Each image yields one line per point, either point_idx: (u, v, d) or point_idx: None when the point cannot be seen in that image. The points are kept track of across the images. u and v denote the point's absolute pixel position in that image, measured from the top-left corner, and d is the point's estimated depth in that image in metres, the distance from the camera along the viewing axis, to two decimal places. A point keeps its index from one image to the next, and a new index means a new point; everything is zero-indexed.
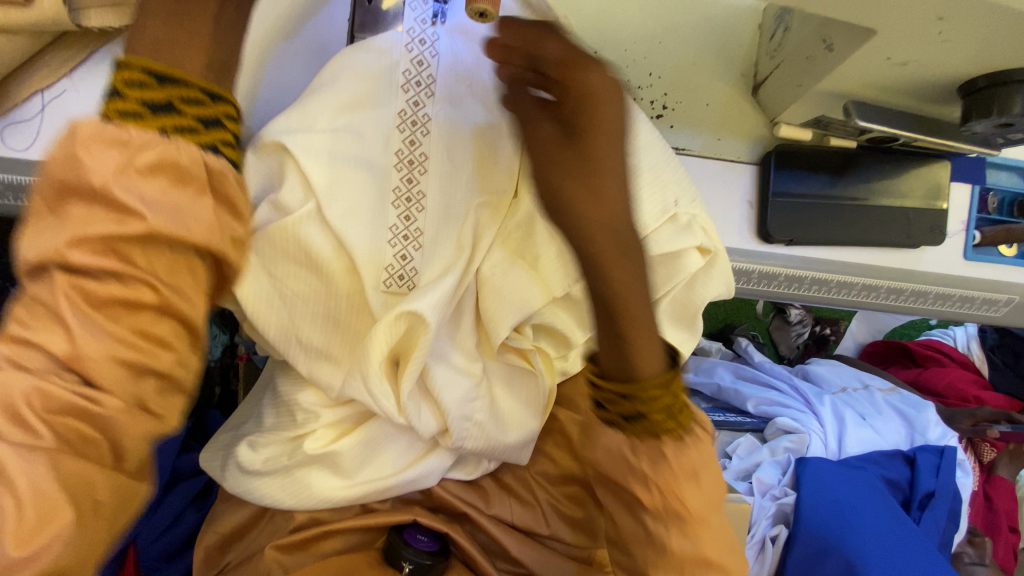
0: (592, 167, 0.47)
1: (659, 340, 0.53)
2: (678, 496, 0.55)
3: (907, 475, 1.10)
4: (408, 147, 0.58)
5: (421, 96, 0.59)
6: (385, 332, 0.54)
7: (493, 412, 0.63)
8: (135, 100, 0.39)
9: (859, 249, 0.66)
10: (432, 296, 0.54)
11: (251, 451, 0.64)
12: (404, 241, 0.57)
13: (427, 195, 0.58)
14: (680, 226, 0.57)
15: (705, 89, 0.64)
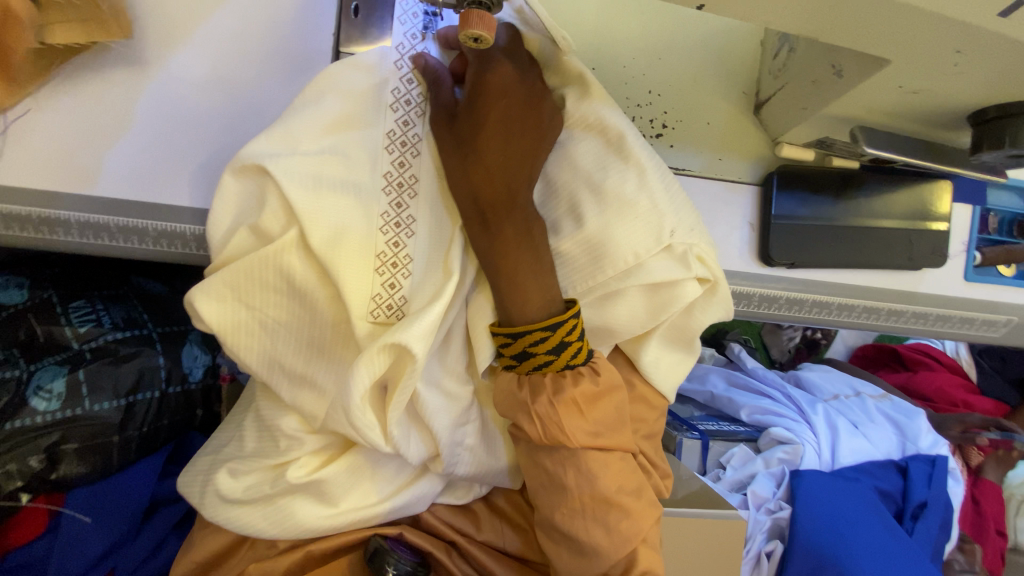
0: (481, 147, 0.52)
1: (547, 285, 0.53)
2: (558, 424, 0.53)
3: (900, 485, 1.11)
4: (397, 169, 0.55)
5: (412, 114, 0.56)
6: (371, 363, 0.50)
7: (485, 435, 0.60)
8: None
9: (860, 271, 0.65)
10: (418, 326, 0.50)
11: (233, 479, 0.61)
12: (392, 270, 0.54)
13: (417, 219, 0.55)
14: (676, 257, 0.55)
15: (705, 108, 0.62)
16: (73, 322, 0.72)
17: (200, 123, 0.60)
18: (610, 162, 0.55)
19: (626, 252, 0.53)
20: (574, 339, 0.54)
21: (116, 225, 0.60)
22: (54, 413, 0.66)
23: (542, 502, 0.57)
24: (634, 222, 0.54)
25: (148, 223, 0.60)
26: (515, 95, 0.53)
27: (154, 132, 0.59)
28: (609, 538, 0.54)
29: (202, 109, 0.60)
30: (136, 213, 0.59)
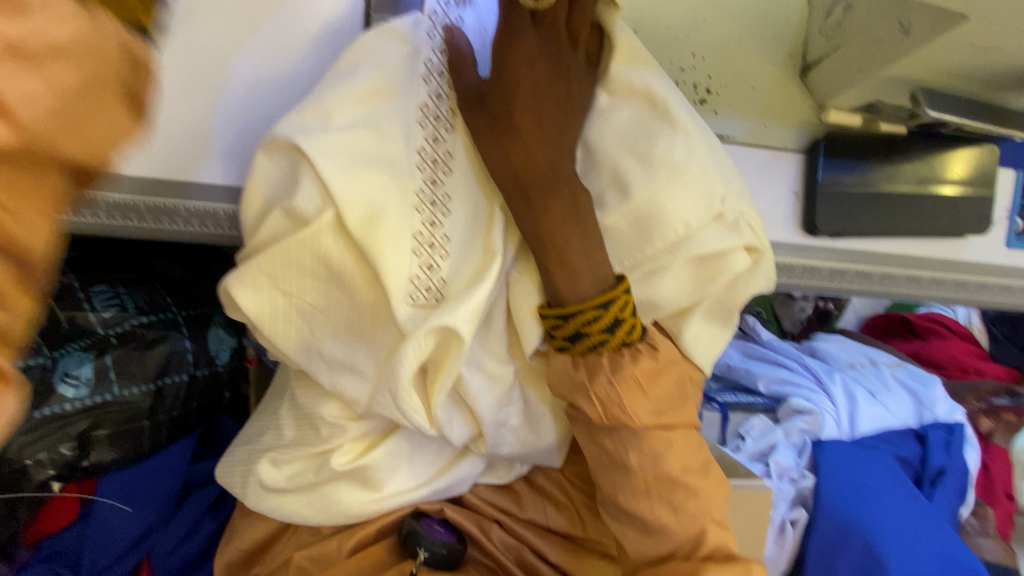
0: (519, 123, 0.50)
1: (601, 259, 0.52)
2: (619, 404, 0.53)
3: (919, 451, 1.13)
4: (432, 144, 0.53)
5: (444, 87, 0.54)
6: (416, 345, 0.49)
7: (529, 415, 0.60)
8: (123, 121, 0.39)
9: (903, 240, 0.64)
10: (465, 308, 0.49)
11: (275, 467, 0.60)
12: (430, 250, 0.51)
13: (453, 196, 0.53)
14: (726, 225, 0.54)
15: (749, 73, 0.59)
16: (97, 307, 0.70)
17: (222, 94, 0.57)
18: (656, 128, 0.53)
19: (676, 222, 0.52)
20: (629, 316, 0.53)
21: (147, 205, 0.58)
22: (82, 398, 0.65)
23: (604, 481, 0.58)
24: (684, 192, 0.52)
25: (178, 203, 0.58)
26: (542, 65, 0.50)
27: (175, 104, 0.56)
28: (677, 516, 0.55)
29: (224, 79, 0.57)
30: (164, 192, 0.58)
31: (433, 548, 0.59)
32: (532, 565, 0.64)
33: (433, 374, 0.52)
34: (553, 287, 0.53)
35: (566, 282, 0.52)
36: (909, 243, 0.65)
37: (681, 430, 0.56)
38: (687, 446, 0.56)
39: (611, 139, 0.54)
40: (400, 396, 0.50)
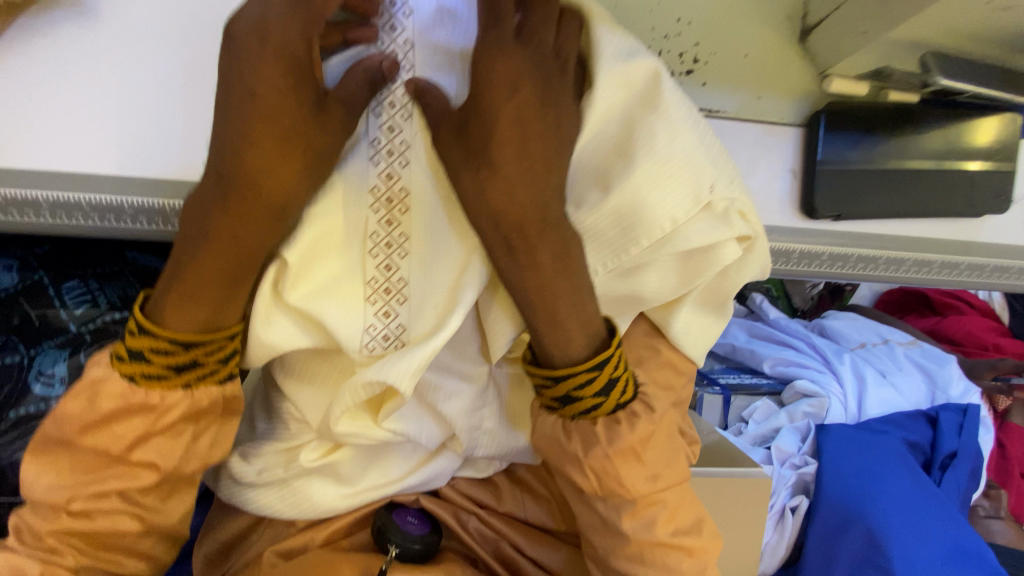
0: (502, 142, 0.44)
1: (590, 308, 0.52)
2: (614, 477, 0.54)
3: (928, 435, 1.08)
4: (385, 182, 0.51)
5: (398, 117, 0.51)
6: (353, 393, 0.50)
7: (503, 416, 0.58)
8: (160, 365, 0.52)
9: (912, 221, 0.59)
10: (413, 366, 0.49)
11: (245, 462, 0.59)
12: (386, 297, 0.52)
13: (410, 237, 0.52)
14: (715, 216, 0.50)
15: (743, 37, 0.54)
16: (68, 303, 0.68)
17: (171, 85, 0.56)
18: (642, 120, 0.49)
19: (662, 218, 0.49)
20: (617, 378, 0.54)
21: (89, 202, 0.56)
22: (53, 398, 0.65)
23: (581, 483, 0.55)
24: (668, 182, 0.49)
25: (123, 199, 0.56)
26: (529, 91, 0.44)
27: (127, 99, 0.56)
28: None
29: (172, 72, 0.56)
30: (109, 188, 0.56)
31: (405, 545, 0.57)
32: (512, 560, 0.62)
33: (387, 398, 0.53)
34: (541, 347, 0.53)
35: (552, 351, 0.52)
36: (918, 224, 0.59)
37: (673, 485, 0.57)
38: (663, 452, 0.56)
39: (591, 142, 0.49)
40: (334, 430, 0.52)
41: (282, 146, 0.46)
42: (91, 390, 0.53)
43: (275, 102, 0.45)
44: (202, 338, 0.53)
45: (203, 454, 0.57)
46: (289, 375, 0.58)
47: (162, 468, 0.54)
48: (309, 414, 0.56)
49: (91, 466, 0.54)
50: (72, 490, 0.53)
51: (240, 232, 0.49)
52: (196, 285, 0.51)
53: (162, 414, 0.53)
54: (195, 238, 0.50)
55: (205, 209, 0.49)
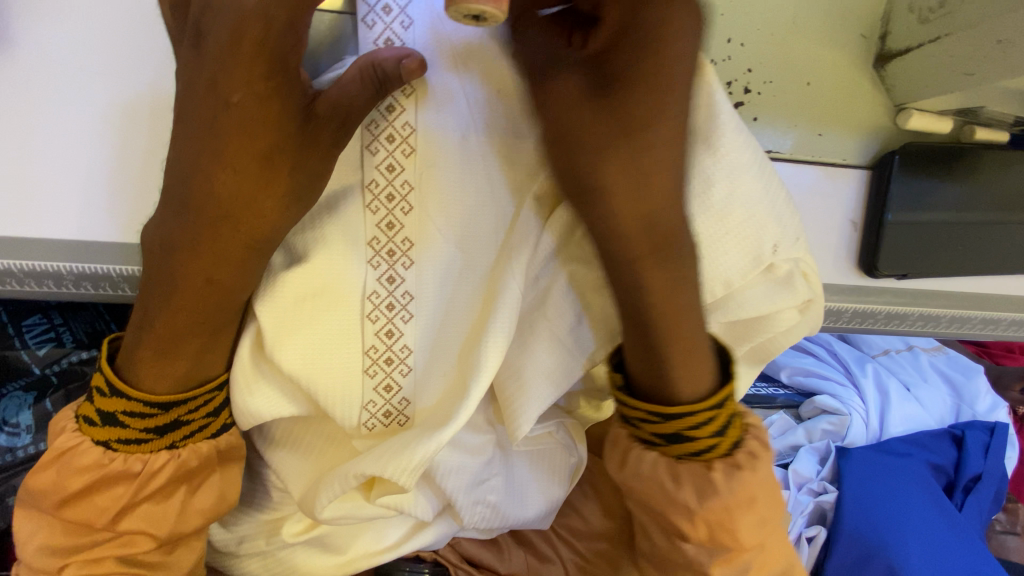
0: (622, 167, 0.37)
1: (709, 342, 0.44)
2: (731, 531, 0.44)
3: (953, 456, 1.03)
4: (385, 233, 0.42)
5: (397, 156, 0.41)
6: (346, 479, 0.44)
7: (509, 487, 0.50)
8: (135, 430, 0.42)
9: (979, 278, 0.55)
10: (423, 445, 0.41)
11: (227, 531, 0.53)
12: (386, 368, 0.43)
13: (415, 297, 0.42)
14: (777, 279, 0.43)
15: (807, 61, 0.52)
16: (29, 345, 0.61)
17: (110, 121, 0.46)
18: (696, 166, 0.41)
19: (712, 280, 0.42)
20: (734, 413, 0.46)
21: (22, 269, 0.47)
22: (20, 449, 0.60)
23: None
24: (722, 240, 0.42)
25: (63, 264, 0.47)
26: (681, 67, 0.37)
27: (57, 142, 0.46)
28: None
29: (109, 105, 0.46)
30: (48, 253, 0.47)
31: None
32: None
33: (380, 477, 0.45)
34: (647, 374, 0.44)
35: (662, 380, 0.43)
36: (963, 279, 0.55)
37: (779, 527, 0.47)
38: (773, 493, 0.46)
39: None
40: (319, 516, 0.46)
41: (264, 164, 0.38)
42: (61, 461, 0.41)
43: (254, 108, 0.36)
44: (183, 397, 0.42)
45: (204, 509, 0.45)
46: (271, 443, 0.50)
47: (157, 534, 0.43)
48: (291, 485, 0.49)
49: (77, 531, 0.42)
50: (60, 556, 0.42)
51: (217, 276, 0.39)
52: (169, 337, 0.41)
53: (149, 478, 0.42)
54: (160, 284, 0.40)
55: (179, 244, 0.39)
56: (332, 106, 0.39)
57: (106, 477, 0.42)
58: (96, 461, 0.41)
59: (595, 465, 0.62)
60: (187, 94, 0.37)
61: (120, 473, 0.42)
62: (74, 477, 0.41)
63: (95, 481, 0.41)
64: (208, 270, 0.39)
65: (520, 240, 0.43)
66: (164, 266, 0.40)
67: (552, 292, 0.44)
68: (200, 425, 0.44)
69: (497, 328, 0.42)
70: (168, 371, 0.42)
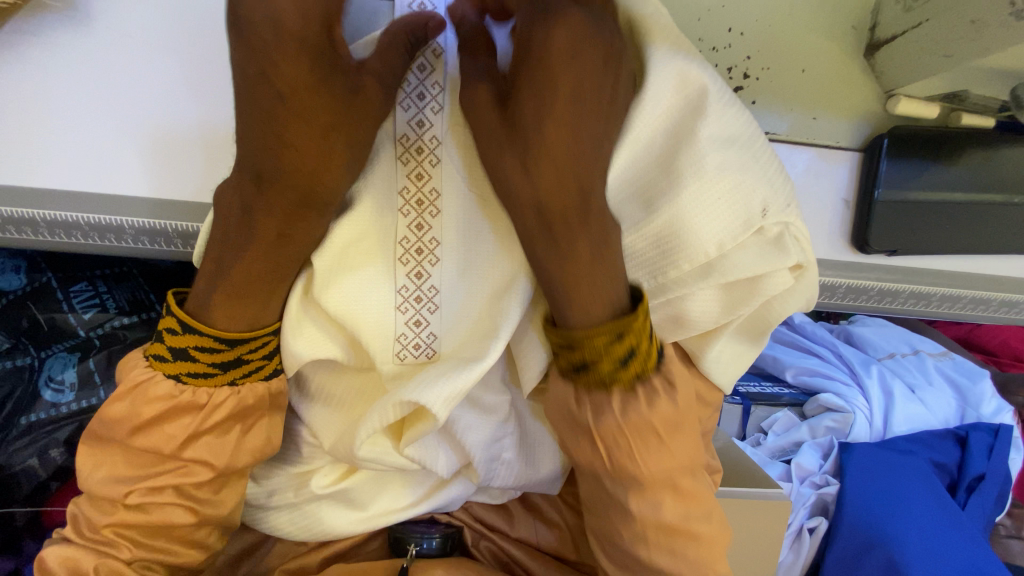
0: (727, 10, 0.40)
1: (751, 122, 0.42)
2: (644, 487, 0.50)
3: (956, 456, 1.05)
4: (415, 183, 0.46)
5: (426, 111, 0.45)
6: (383, 411, 0.45)
7: (524, 442, 0.55)
8: (204, 364, 0.45)
9: (962, 256, 0.60)
10: (456, 381, 0.44)
11: (258, 484, 0.57)
12: (416, 306, 0.46)
13: (442, 242, 0.46)
14: (766, 242, 0.45)
15: (804, 56, 0.57)
16: (77, 309, 0.66)
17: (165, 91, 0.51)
18: (695, 126, 0.43)
19: (706, 242, 0.43)
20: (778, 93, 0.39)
21: (88, 223, 0.53)
22: (63, 406, 0.64)
23: (605, 522, 0.52)
24: (714, 201, 0.43)
25: (123, 220, 0.53)
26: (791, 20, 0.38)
27: (128, 113, 0.51)
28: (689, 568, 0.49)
29: (173, 81, 0.51)
30: (109, 209, 0.53)
31: (426, 541, 0.57)
32: None
33: (412, 417, 0.49)
34: None
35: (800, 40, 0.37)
36: (974, 259, 0.61)
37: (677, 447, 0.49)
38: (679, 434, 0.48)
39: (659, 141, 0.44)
40: (358, 454, 0.49)
41: (324, 143, 0.40)
42: (136, 392, 0.45)
43: (310, 100, 0.39)
44: (248, 336, 0.45)
45: (254, 449, 0.48)
46: (307, 396, 0.53)
47: (215, 465, 0.46)
48: (322, 437, 0.52)
49: (146, 461, 0.45)
50: (127, 482, 0.45)
51: (289, 230, 0.43)
52: (243, 280, 0.44)
53: (211, 412, 0.46)
54: (228, 227, 0.43)
55: (247, 199, 0.42)
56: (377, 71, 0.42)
57: (171, 410, 0.45)
58: (167, 392, 0.45)
59: None
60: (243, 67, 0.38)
61: (189, 404, 0.45)
62: (148, 406, 0.44)
63: (166, 412, 0.45)
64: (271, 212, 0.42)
65: None
66: (231, 214, 0.43)
67: None
68: (257, 364, 0.47)
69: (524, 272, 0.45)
70: (235, 313, 0.45)
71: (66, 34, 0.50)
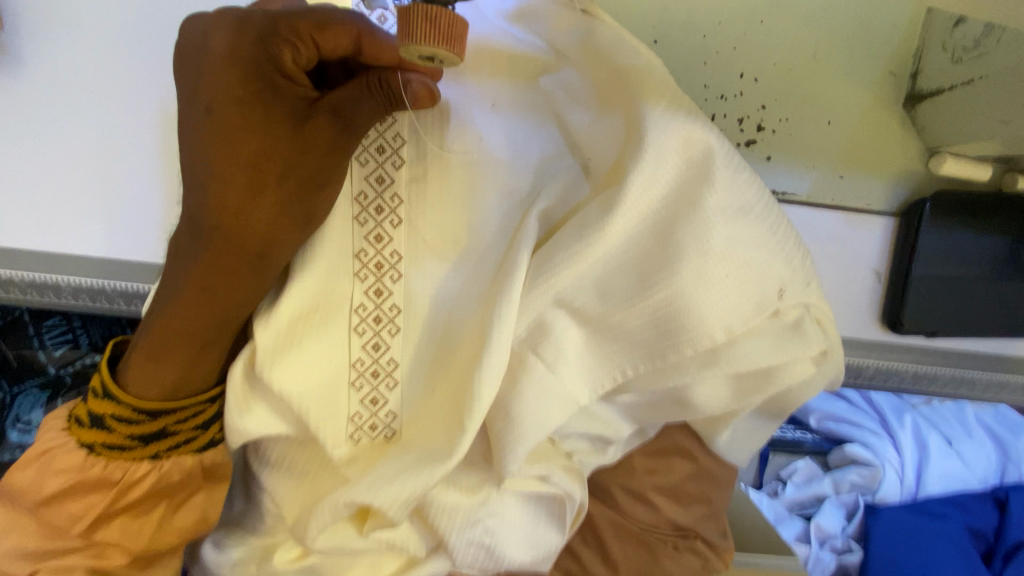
0: None
1: None
2: None
3: (993, 521, 0.95)
4: (373, 245, 0.40)
5: (387, 166, 0.40)
6: (334, 509, 0.40)
7: (501, 535, 0.47)
8: (118, 437, 0.40)
9: (1007, 337, 0.55)
10: (418, 473, 0.38)
11: (218, 553, 0.52)
12: (373, 381, 0.41)
13: (404, 310, 0.41)
14: (783, 328, 0.38)
15: (836, 102, 0.53)
16: (47, 345, 0.63)
17: (115, 145, 0.51)
18: (701, 195, 0.35)
19: (715, 326, 0.36)
20: None
21: (24, 280, 0.52)
22: (27, 445, 0.63)
23: None
24: (722, 283, 0.36)
25: (60, 277, 0.53)
26: None
27: (80, 168, 0.51)
28: None
29: (131, 134, 0.51)
30: (47, 267, 0.52)
31: None
32: None
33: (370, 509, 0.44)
34: None
35: None
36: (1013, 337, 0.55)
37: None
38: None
39: (655, 207, 0.36)
40: (311, 545, 0.43)
41: (252, 172, 0.35)
42: (42, 460, 0.41)
43: (235, 118, 0.34)
44: (172, 406, 0.41)
45: (182, 526, 0.43)
46: (266, 465, 0.48)
47: (132, 547, 0.42)
48: (285, 509, 0.47)
49: (54, 535, 0.41)
50: (32, 559, 0.41)
51: (211, 285, 0.38)
52: (167, 342, 0.39)
53: (128, 488, 0.41)
54: (166, 283, 0.39)
55: (183, 262, 0.38)
56: (331, 110, 0.34)
57: (85, 483, 0.40)
58: (77, 464, 0.40)
59: (593, 509, 0.56)
60: (183, 95, 0.35)
61: (100, 479, 0.40)
62: (52, 479, 0.40)
63: (72, 486, 0.40)
64: (198, 270, 0.38)
65: (512, 266, 0.38)
66: (172, 271, 0.39)
67: (547, 332, 0.40)
68: (188, 433, 0.42)
69: (492, 350, 0.38)
70: (159, 379, 0.40)
71: (11, 82, 0.49)
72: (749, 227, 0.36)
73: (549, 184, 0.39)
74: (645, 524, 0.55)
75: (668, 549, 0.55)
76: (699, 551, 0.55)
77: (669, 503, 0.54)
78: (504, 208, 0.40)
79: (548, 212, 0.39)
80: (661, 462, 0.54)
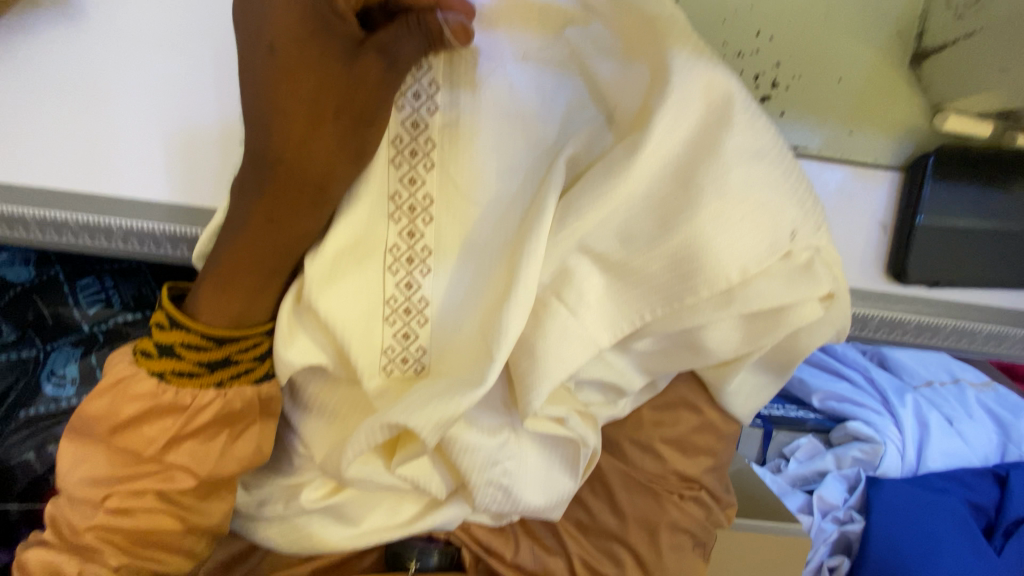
0: None
1: None
2: None
3: (994, 497, 0.96)
4: (407, 187, 0.42)
5: (422, 111, 0.42)
6: (370, 433, 0.43)
7: (519, 473, 0.50)
8: (188, 363, 0.43)
9: (1004, 291, 0.57)
10: (449, 398, 0.41)
11: (248, 493, 0.55)
12: (405, 317, 0.44)
13: (434, 250, 0.43)
14: (794, 269, 0.40)
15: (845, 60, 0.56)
16: (82, 303, 0.66)
17: (163, 100, 0.54)
18: (720, 139, 0.38)
19: (729, 265, 0.39)
20: None
21: (77, 223, 0.56)
22: (63, 399, 0.64)
23: None
24: (737, 224, 0.38)
25: (112, 221, 0.56)
26: None
27: (129, 121, 0.54)
28: None
29: (178, 92, 0.53)
30: (97, 211, 0.55)
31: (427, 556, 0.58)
32: None
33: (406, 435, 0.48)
34: None
35: None
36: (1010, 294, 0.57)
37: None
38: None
39: (678, 147, 0.39)
40: (345, 475, 0.47)
41: (313, 109, 0.39)
42: (117, 389, 0.43)
43: (298, 57, 0.37)
44: (236, 335, 0.44)
45: (243, 457, 0.46)
46: (299, 407, 0.51)
47: (198, 472, 0.44)
48: (316, 449, 0.50)
49: (126, 462, 0.44)
50: (104, 485, 0.44)
51: (276, 214, 0.41)
52: (232, 274, 0.43)
53: (198, 412, 0.44)
54: (231, 220, 0.43)
55: (246, 198, 0.42)
56: (379, 49, 0.37)
57: (158, 408, 0.43)
58: (150, 391, 0.43)
59: (603, 462, 0.58)
60: (251, 38, 0.38)
61: (171, 405, 0.43)
62: (130, 404, 0.43)
63: (144, 413, 0.43)
64: (261, 205, 0.41)
65: (540, 207, 0.41)
66: (236, 208, 0.42)
67: (568, 278, 0.42)
68: (247, 364, 0.45)
69: (520, 286, 0.40)
70: (227, 308, 0.44)
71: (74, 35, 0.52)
72: (760, 166, 0.39)
73: (574, 133, 0.42)
74: (653, 475, 0.57)
75: (674, 500, 0.57)
76: (703, 502, 0.57)
77: (675, 454, 0.56)
78: (531, 154, 0.42)
79: (575, 157, 0.42)
80: (669, 415, 0.56)
